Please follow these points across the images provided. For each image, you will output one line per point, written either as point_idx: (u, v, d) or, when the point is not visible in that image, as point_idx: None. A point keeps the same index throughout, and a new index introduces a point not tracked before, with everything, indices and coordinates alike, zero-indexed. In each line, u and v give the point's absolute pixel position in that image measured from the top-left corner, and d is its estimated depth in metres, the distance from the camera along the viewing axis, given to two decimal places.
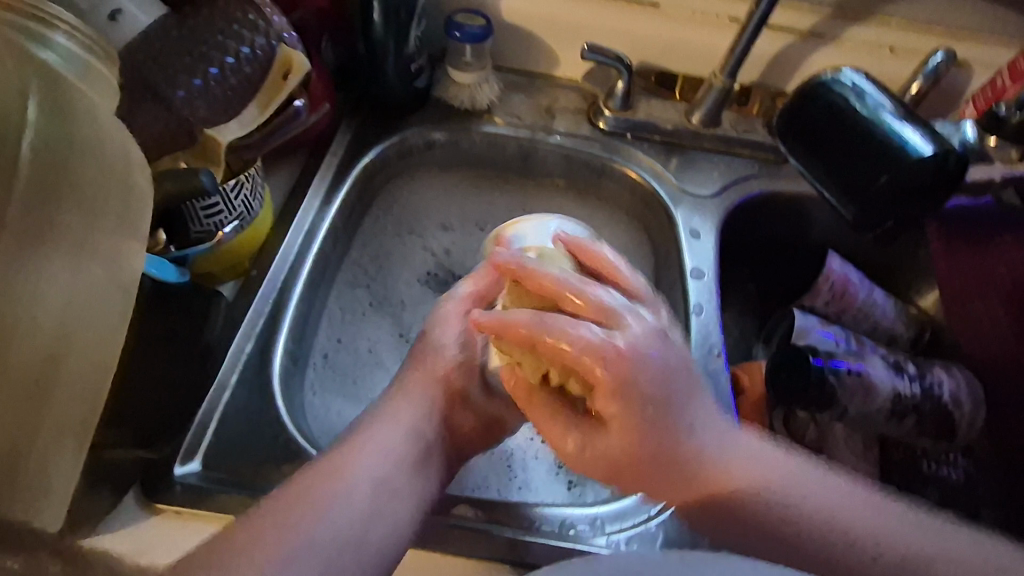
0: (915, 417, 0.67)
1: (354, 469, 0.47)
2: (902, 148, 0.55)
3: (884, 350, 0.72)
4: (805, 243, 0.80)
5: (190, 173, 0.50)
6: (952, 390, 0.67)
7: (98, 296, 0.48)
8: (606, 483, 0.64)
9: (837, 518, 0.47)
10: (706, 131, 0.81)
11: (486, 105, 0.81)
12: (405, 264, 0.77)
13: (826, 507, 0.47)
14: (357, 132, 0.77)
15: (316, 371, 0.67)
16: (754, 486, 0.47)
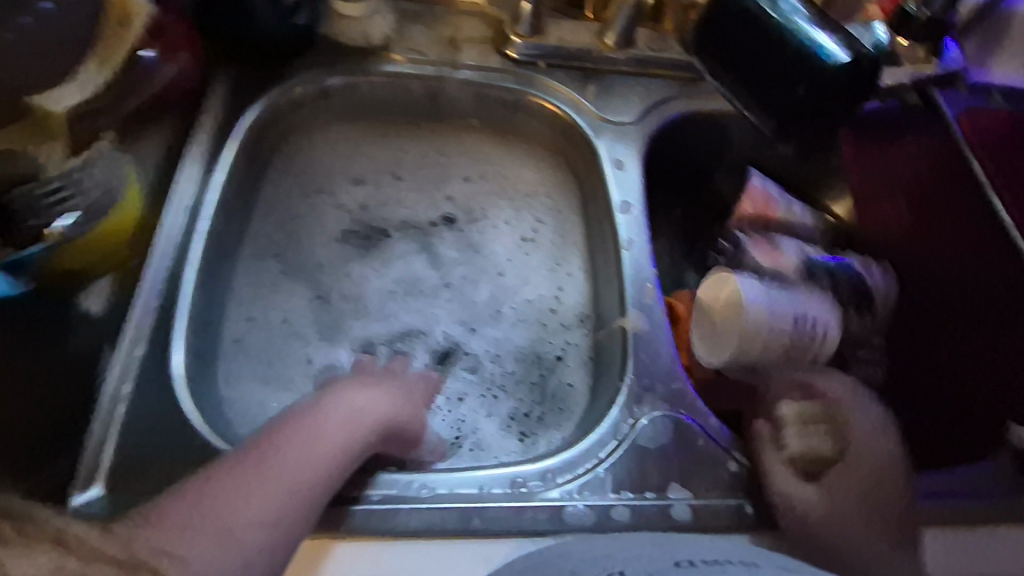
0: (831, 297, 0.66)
1: (288, 445, 0.45)
2: (817, 56, 0.53)
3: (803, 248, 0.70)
4: (725, 164, 0.79)
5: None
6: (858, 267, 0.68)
7: None
8: (555, 429, 0.63)
9: (893, 476, 0.52)
10: (621, 52, 0.77)
11: (381, 41, 0.73)
12: (319, 231, 0.70)
13: (894, 462, 0.52)
14: (234, 83, 0.67)
15: (227, 359, 0.60)
16: (860, 442, 0.52)
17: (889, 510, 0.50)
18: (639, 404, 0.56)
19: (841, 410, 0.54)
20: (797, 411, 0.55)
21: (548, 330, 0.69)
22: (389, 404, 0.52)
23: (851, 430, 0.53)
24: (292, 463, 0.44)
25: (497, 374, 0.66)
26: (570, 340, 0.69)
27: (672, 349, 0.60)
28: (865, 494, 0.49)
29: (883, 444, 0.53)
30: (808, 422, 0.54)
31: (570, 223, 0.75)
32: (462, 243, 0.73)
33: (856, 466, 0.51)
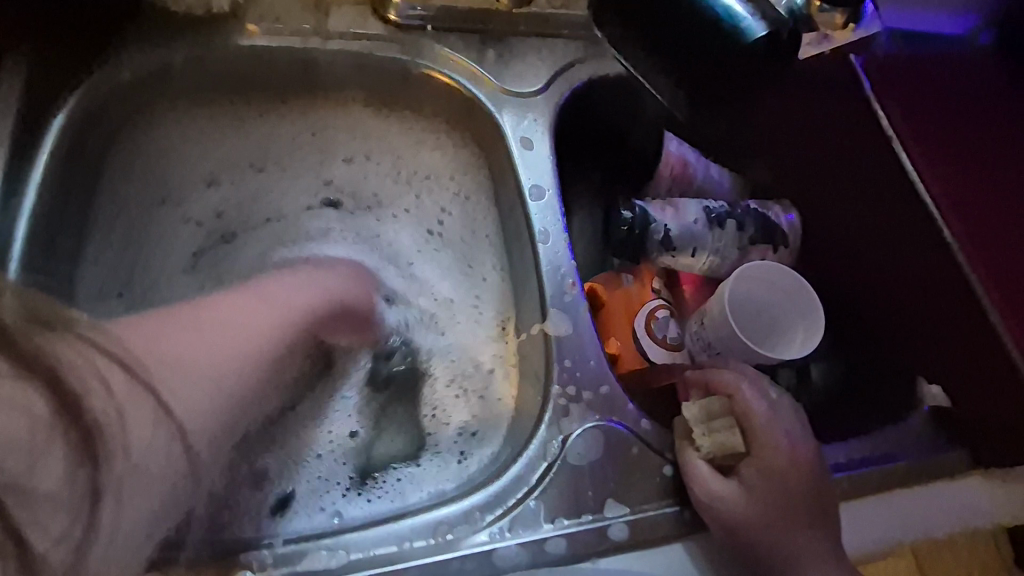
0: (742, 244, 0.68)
1: (250, 312, 0.52)
2: (735, 28, 0.42)
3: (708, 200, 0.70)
4: (642, 128, 0.73)
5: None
6: (759, 215, 0.68)
7: None
8: (487, 446, 0.57)
9: (799, 466, 0.49)
10: (517, 10, 0.68)
11: (227, 8, 0.60)
12: (168, 254, 0.63)
13: (796, 453, 0.50)
14: (36, 76, 0.55)
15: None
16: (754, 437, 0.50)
17: (797, 505, 0.48)
18: (568, 416, 0.52)
19: (735, 407, 0.51)
20: (700, 410, 0.52)
21: (461, 340, 0.65)
22: (340, 283, 0.58)
23: (756, 423, 0.50)
24: (237, 326, 0.50)
25: (398, 390, 0.62)
26: (485, 351, 0.64)
27: (599, 352, 0.55)
28: (768, 494, 0.48)
29: (786, 434, 0.50)
30: (714, 419, 0.51)
31: (481, 209, 0.68)
32: (360, 249, 0.68)
33: (769, 460, 0.48)
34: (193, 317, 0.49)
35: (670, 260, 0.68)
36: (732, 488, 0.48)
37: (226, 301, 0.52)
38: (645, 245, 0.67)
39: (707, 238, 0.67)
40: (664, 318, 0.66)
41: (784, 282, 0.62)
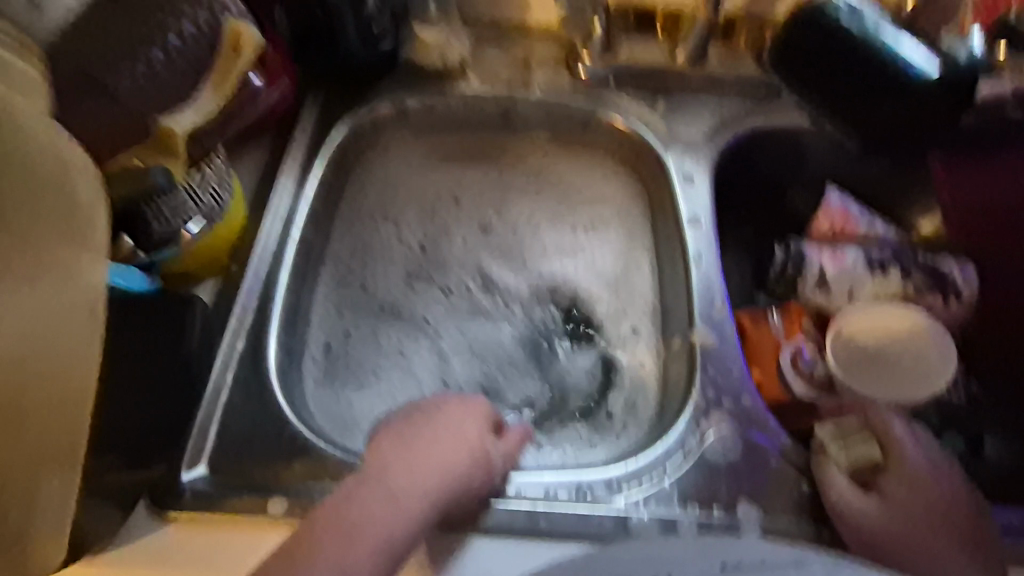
0: (910, 294, 0.66)
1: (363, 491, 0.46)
2: None
3: (875, 247, 0.70)
4: (801, 179, 0.77)
5: (144, 172, 0.50)
6: (931, 265, 0.67)
7: (55, 317, 0.38)
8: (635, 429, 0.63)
9: (933, 482, 0.49)
10: (692, 69, 0.77)
11: (458, 63, 0.77)
12: (385, 259, 0.72)
13: (934, 474, 0.50)
14: (324, 107, 0.73)
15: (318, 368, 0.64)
16: (886, 454, 0.51)
17: (934, 519, 0.48)
18: (707, 418, 0.55)
19: (860, 424, 0.53)
20: (833, 427, 0.53)
21: (612, 314, 0.71)
22: (448, 437, 0.51)
23: (894, 440, 0.51)
24: (354, 521, 0.45)
25: (573, 369, 0.68)
26: (635, 319, 0.70)
27: (743, 365, 0.59)
28: (900, 504, 0.48)
29: (922, 453, 0.51)
30: (847, 435, 0.53)
31: (635, 228, 0.75)
32: (500, 252, 0.74)
33: (909, 477, 0.49)
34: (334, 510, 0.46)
35: (823, 300, 0.68)
36: (871, 499, 0.49)
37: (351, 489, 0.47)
38: (798, 283, 0.69)
39: (868, 282, 0.67)
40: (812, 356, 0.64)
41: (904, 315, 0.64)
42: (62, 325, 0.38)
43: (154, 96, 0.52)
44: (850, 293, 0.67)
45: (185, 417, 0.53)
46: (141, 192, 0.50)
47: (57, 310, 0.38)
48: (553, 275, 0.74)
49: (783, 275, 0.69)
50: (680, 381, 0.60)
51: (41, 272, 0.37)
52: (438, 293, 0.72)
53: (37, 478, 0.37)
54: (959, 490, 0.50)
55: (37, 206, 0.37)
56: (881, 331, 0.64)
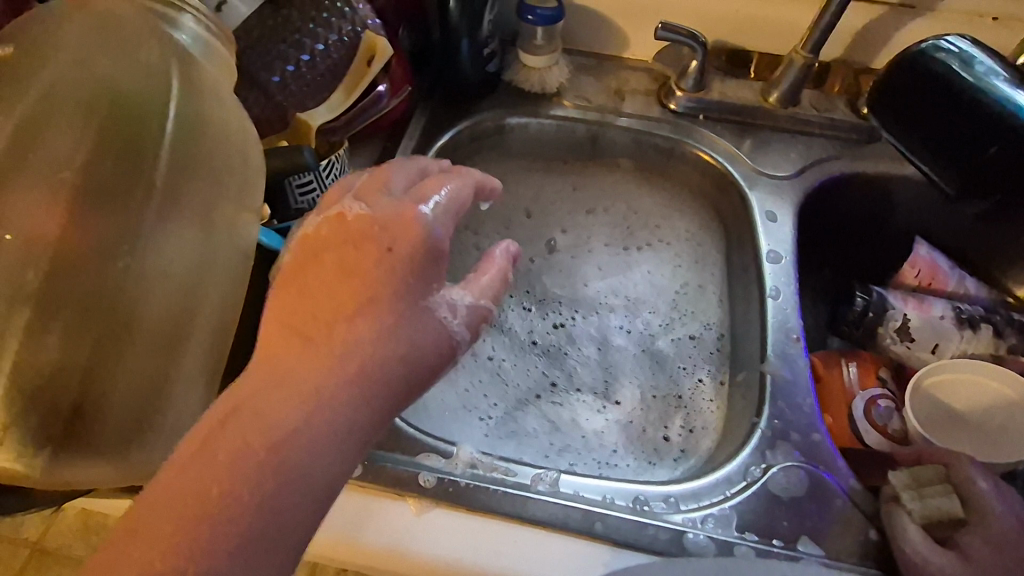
0: (999, 355, 0.64)
1: (269, 388, 0.35)
2: (1013, 116, 0.46)
3: (961, 304, 0.68)
4: (888, 228, 0.76)
5: (293, 149, 0.55)
6: (1023, 327, 0.65)
7: (216, 262, 0.43)
8: (695, 457, 0.64)
9: (1019, 547, 0.47)
10: (783, 111, 0.78)
11: (556, 88, 0.82)
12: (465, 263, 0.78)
13: (1022, 541, 0.47)
14: (430, 118, 0.79)
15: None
16: (965, 512, 0.49)
17: None
18: (772, 450, 0.55)
19: (940, 477, 0.51)
20: (909, 476, 0.52)
21: (675, 330, 0.74)
22: (356, 280, 0.38)
23: (978, 496, 0.49)
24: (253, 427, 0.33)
25: (640, 390, 0.70)
26: (692, 332, 0.73)
27: (815, 402, 0.58)
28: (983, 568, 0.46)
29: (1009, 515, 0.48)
30: (924, 485, 0.51)
31: (707, 259, 0.78)
32: (568, 275, 0.78)
33: (995, 538, 0.47)
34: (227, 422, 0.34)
35: (903, 352, 0.67)
36: (949, 554, 0.47)
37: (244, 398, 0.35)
38: (878, 330, 0.67)
39: (954, 338, 0.65)
40: (887, 407, 0.62)
41: (999, 378, 0.61)
42: (219, 268, 0.44)
43: (297, 92, 0.60)
44: (935, 346, 0.66)
45: None
46: (292, 166, 0.55)
47: (225, 255, 0.44)
48: (619, 290, 0.77)
49: (865, 320, 0.68)
50: (748, 410, 0.61)
51: (216, 231, 0.44)
52: (518, 307, 0.75)
53: (186, 398, 0.42)
54: None
55: (219, 172, 0.43)
56: (969, 390, 0.62)
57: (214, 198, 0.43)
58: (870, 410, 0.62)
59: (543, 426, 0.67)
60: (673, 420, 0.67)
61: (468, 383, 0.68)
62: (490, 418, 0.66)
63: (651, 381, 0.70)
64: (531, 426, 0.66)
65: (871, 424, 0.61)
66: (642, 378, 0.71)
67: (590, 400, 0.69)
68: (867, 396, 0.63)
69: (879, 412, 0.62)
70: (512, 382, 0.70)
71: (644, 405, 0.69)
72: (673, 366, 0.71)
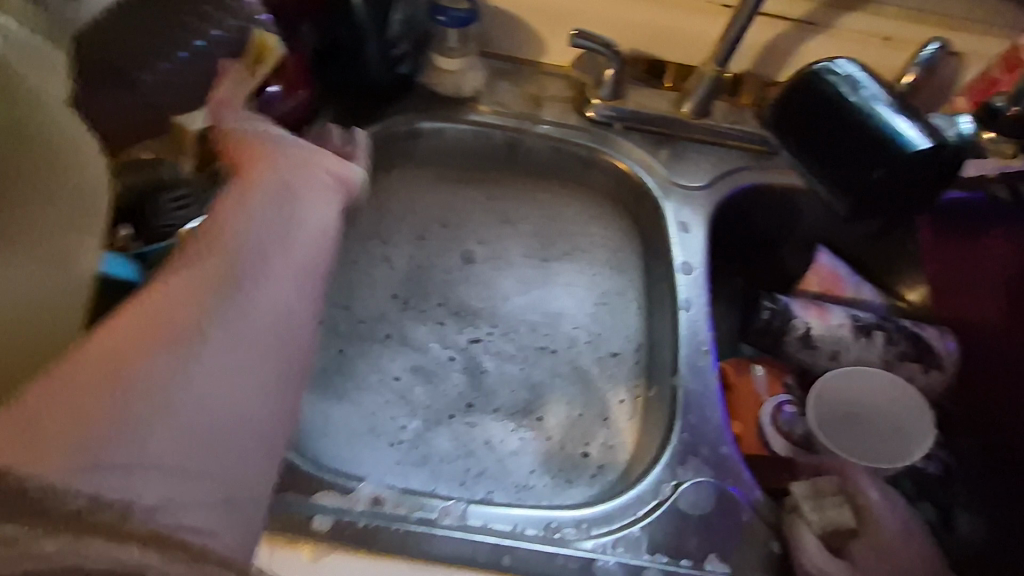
0: (891, 360, 0.68)
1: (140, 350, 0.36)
2: (895, 139, 0.48)
3: (857, 311, 0.72)
4: (794, 236, 0.79)
5: (156, 164, 0.52)
6: (912, 334, 0.69)
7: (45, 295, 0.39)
8: (612, 476, 0.63)
9: (902, 552, 0.49)
10: (696, 121, 0.79)
11: (471, 93, 0.79)
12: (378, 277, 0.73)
13: (906, 546, 0.50)
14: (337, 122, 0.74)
15: (311, 385, 0.64)
16: (857, 522, 0.51)
17: None
18: (683, 466, 0.55)
19: (838, 487, 0.53)
20: (809, 487, 0.53)
21: (596, 342, 0.73)
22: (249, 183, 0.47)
23: (867, 504, 0.51)
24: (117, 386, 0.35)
25: (561, 405, 0.68)
26: (614, 345, 0.73)
27: (723, 415, 0.59)
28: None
29: (894, 520, 0.51)
30: (822, 495, 0.52)
31: (624, 269, 0.78)
32: (480, 288, 0.75)
33: (883, 546, 0.49)
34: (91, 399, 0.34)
35: (807, 358, 0.69)
36: (842, 564, 0.48)
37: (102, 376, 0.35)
38: (784, 338, 0.69)
39: (852, 344, 0.68)
40: (792, 412, 0.64)
41: (892, 385, 0.64)
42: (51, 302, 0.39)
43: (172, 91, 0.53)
44: (835, 353, 0.69)
45: None
46: (153, 181, 0.51)
47: (56, 288, 0.40)
48: (538, 302, 0.75)
49: (770, 329, 0.69)
50: (660, 427, 0.61)
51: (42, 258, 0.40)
52: (438, 319, 0.72)
53: None
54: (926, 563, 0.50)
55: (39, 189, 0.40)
56: (865, 394, 0.65)
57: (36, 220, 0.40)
58: (776, 417, 0.63)
59: (458, 448, 0.64)
60: (593, 436, 0.66)
61: (378, 406, 0.65)
62: (399, 443, 0.63)
63: (572, 396, 0.69)
64: (447, 450, 0.64)
65: (778, 431, 0.63)
66: (563, 393, 0.69)
67: (511, 418, 0.67)
68: (774, 403, 0.64)
69: (785, 418, 0.64)
70: (425, 402, 0.66)
71: (565, 422, 0.67)
72: (589, 383, 0.70)
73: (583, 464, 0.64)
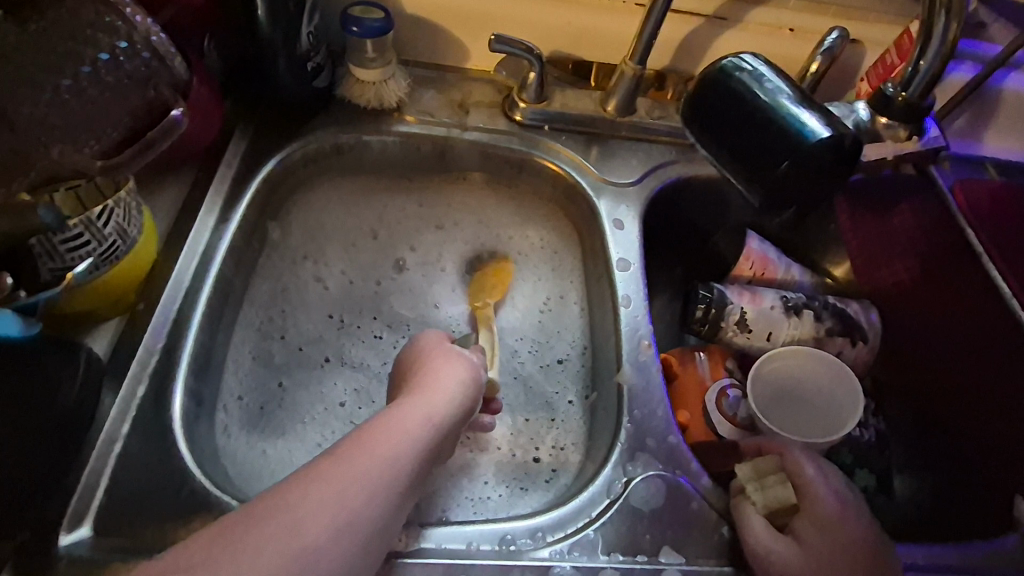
0: (820, 336, 0.71)
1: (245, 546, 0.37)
2: (800, 133, 0.49)
3: (787, 292, 0.74)
4: (724, 224, 0.82)
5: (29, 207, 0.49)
6: (837, 310, 0.72)
7: None
8: (569, 475, 0.63)
9: (840, 516, 0.51)
10: (621, 119, 0.80)
11: (395, 102, 0.77)
12: (311, 305, 0.70)
13: (844, 510, 0.52)
14: (254, 141, 0.71)
15: (250, 421, 0.61)
16: (798, 496, 0.53)
17: (847, 556, 0.49)
18: (633, 462, 0.56)
19: (776, 463, 0.55)
20: (751, 468, 0.55)
21: (540, 347, 0.73)
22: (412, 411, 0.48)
23: (806, 481, 0.53)
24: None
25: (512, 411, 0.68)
26: (560, 345, 0.73)
27: (668, 407, 0.60)
28: (816, 543, 0.50)
29: (831, 489, 0.53)
30: (765, 475, 0.54)
31: (565, 267, 0.78)
32: (416, 299, 0.74)
33: (821, 515, 0.51)
34: (368, 437, 0.44)
35: (743, 342, 0.71)
36: (787, 541, 0.50)
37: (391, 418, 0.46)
38: (721, 325, 0.71)
39: (784, 325, 0.71)
40: (735, 396, 0.65)
41: (820, 360, 0.67)
42: None
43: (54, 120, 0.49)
44: (769, 333, 0.71)
45: (73, 469, 0.48)
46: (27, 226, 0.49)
47: None
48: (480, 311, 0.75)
49: (708, 318, 0.71)
50: (608, 426, 0.61)
51: None
52: (368, 338, 0.70)
53: None
54: (864, 521, 0.52)
55: None
56: (798, 372, 0.67)
57: None
58: (717, 402, 0.65)
59: None
60: (543, 438, 0.66)
61: (320, 437, 0.62)
62: None
63: (523, 399, 0.69)
64: None
65: (721, 415, 0.64)
66: (511, 398, 0.69)
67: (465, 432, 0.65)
68: (717, 388, 0.66)
69: (728, 402, 0.65)
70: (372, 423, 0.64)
71: (521, 426, 0.67)
72: (545, 386, 0.70)
73: (540, 469, 0.64)
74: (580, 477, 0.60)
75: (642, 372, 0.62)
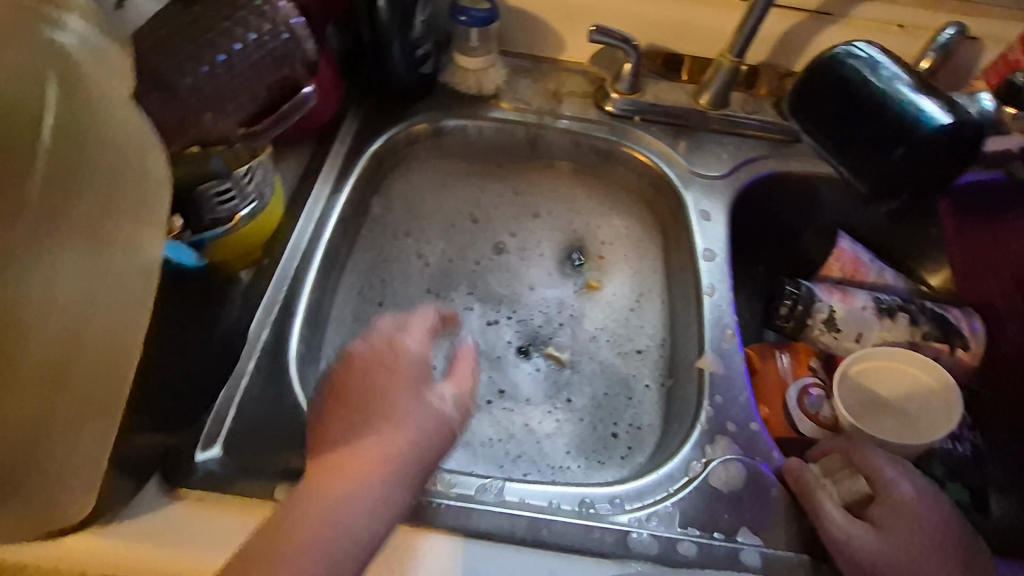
0: (913, 341, 0.68)
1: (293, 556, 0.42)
2: (919, 120, 0.49)
3: (879, 295, 0.72)
4: (815, 223, 0.80)
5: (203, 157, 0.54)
6: (934, 316, 0.69)
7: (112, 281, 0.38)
8: (642, 455, 0.65)
9: (922, 514, 0.50)
10: (713, 113, 0.80)
11: (493, 90, 0.81)
12: (407, 276, 0.75)
13: (924, 508, 0.51)
14: (364, 121, 0.77)
15: None
16: (875, 492, 0.52)
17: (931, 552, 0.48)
18: (713, 444, 0.56)
19: (849, 460, 0.54)
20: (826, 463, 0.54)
21: (618, 332, 0.74)
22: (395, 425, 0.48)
23: (884, 477, 0.52)
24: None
25: (586, 390, 0.70)
26: (637, 331, 0.74)
27: (750, 396, 0.60)
28: (898, 537, 0.49)
29: (914, 487, 0.52)
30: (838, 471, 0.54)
31: (647, 257, 0.80)
32: (510, 277, 0.78)
33: (905, 511, 0.50)
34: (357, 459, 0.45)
35: (830, 342, 0.70)
36: (867, 531, 0.49)
37: (361, 457, 0.46)
38: (807, 322, 0.70)
39: (876, 327, 0.69)
40: (818, 395, 0.64)
41: (909, 362, 0.65)
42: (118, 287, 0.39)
43: None
44: (858, 334, 0.69)
45: (207, 396, 0.55)
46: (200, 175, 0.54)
47: (122, 277, 0.39)
48: (564, 292, 0.77)
49: (793, 314, 0.70)
50: (686, 412, 0.62)
51: (111, 248, 0.38)
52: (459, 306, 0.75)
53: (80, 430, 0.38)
54: (950, 523, 0.51)
55: (104, 188, 0.36)
56: (886, 375, 0.65)
57: (107, 209, 0.37)
58: (797, 399, 0.64)
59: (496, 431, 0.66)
60: (619, 417, 0.68)
61: None
62: None
63: (597, 380, 0.71)
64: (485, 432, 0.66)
65: (801, 412, 0.63)
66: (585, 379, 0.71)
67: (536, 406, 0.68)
68: (799, 385, 0.65)
69: (810, 401, 0.64)
70: None
71: (593, 405, 0.69)
72: (620, 369, 0.72)
73: (613, 446, 0.66)
74: (654, 456, 0.62)
75: (726, 360, 0.62)
